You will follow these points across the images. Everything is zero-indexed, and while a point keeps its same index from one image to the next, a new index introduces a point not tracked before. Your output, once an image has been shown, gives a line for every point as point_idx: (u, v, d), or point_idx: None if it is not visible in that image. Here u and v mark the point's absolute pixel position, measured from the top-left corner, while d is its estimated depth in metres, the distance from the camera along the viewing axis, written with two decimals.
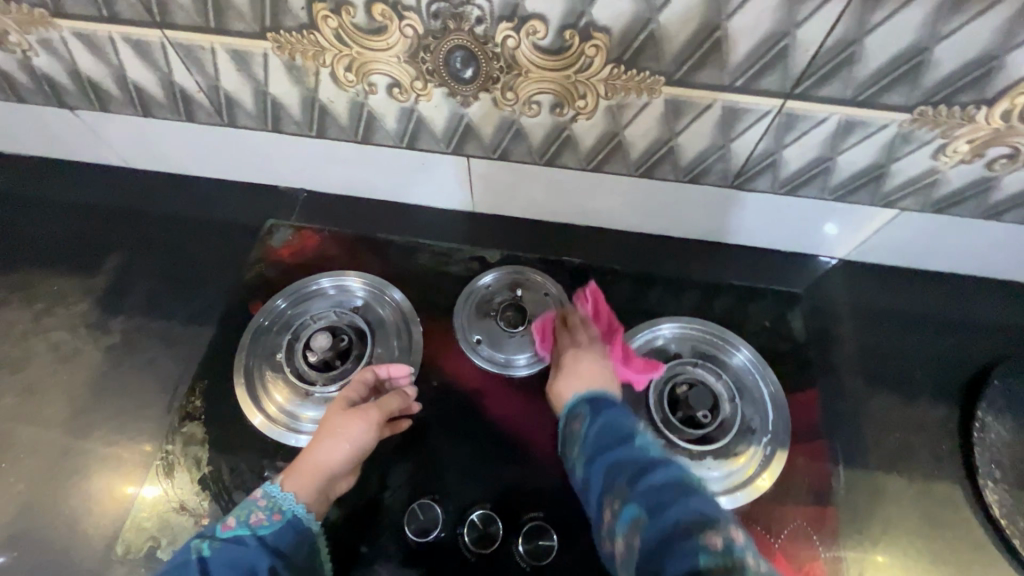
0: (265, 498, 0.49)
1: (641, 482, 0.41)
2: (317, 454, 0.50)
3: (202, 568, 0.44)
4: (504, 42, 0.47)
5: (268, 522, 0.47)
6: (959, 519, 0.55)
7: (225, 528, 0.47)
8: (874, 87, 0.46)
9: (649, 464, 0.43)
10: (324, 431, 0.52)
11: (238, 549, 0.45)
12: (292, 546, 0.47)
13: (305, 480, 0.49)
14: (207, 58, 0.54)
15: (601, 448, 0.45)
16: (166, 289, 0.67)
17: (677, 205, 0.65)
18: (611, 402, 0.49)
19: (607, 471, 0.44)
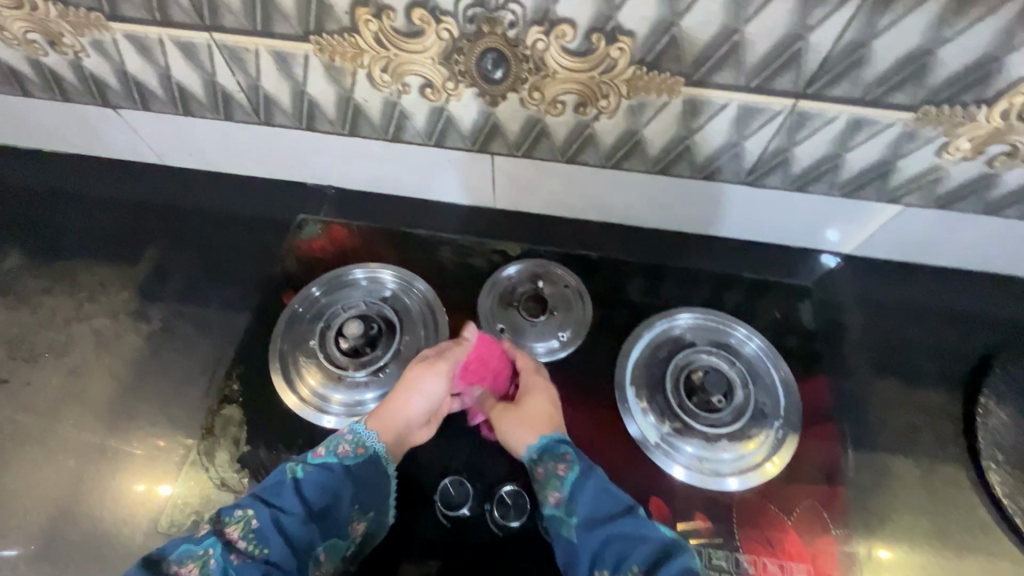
0: (351, 434, 0.52)
1: (658, 573, 0.43)
2: (395, 406, 0.54)
3: (297, 487, 0.48)
4: (534, 45, 0.50)
5: (353, 455, 0.51)
6: (963, 499, 0.58)
7: (316, 454, 0.51)
8: (881, 88, 0.49)
9: (661, 549, 0.45)
10: (402, 384, 0.56)
11: (328, 475, 0.49)
12: (371, 479, 0.51)
13: (385, 424, 0.54)
14: (250, 59, 0.57)
15: (602, 526, 0.47)
16: (202, 280, 0.70)
17: (692, 201, 0.68)
18: (596, 470, 0.51)
19: (609, 555, 0.45)
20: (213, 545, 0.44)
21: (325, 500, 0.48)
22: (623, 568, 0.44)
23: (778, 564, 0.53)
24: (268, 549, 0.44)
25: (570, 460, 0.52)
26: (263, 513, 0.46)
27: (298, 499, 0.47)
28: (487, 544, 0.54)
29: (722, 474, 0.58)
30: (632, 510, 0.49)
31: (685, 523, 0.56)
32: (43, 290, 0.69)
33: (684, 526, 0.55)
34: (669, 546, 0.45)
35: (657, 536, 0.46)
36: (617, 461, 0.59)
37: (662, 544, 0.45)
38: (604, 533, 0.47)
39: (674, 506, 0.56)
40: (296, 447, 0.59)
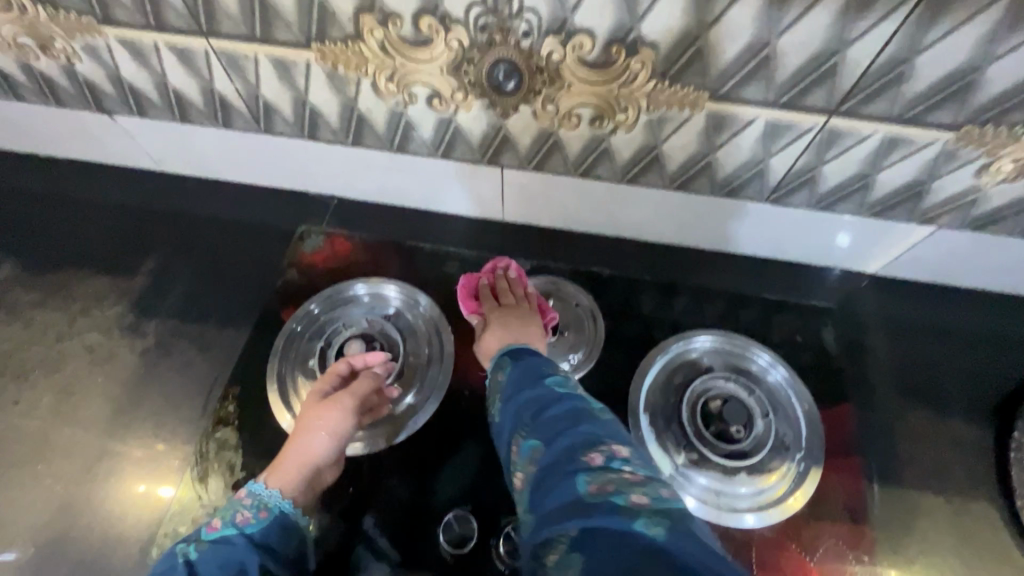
0: (249, 496, 0.49)
1: (542, 413, 0.43)
2: (295, 451, 0.52)
3: (191, 569, 0.43)
4: (549, 56, 0.47)
5: (255, 521, 0.48)
6: (996, 540, 0.55)
7: (210, 530, 0.47)
8: (921, 106, 0.45)
9: (553, 397, 0.44)
10: (302, 426, 0.53)
11: (227, 548, 0.45)
12: (280, 542, 0.49)
13: (287, 474, 0.51)
14: (250, 66, 0.54)
15: (516, 389, 0.47)
16: (199, 294, 0.67)
17: (710, 218, 0.65)
18: (531, 353, 0.51)
19: (515, 414, 0.45)
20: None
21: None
22: (526, 410, 0.44)
23: None
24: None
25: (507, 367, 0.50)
26: None
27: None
28: None
29: (739, 510, 0.55)
30: (551, 372, 0.48)
31: None
32: (35, 303, 0.66)
33: None
34: (576, 398, 0.44)
35: (562, 390, 0.45)
36: None
37: (568, 395, 0.44)
38: (517, 392, 0.47)
39: None
40: None
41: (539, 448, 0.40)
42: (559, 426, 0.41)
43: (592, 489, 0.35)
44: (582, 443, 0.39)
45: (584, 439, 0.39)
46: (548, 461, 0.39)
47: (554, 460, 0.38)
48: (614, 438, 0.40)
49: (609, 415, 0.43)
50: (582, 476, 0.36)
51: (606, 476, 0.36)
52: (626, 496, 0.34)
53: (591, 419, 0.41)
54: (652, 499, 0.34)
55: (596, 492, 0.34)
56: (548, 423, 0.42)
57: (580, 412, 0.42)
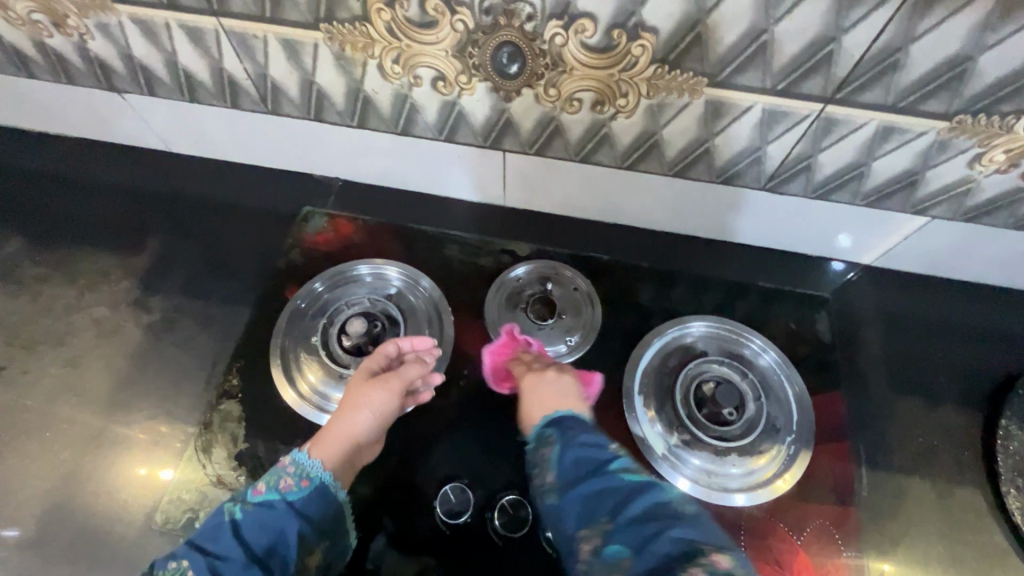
0: (293, 465, 0.51)
1: (623, 515, 0.44)
2: (341, 426, 0.53)
3: (234, 529, 0.46)
4: (552, 40, 0.48)
5: (297, 488, 0.49)
6: (980, 524, 0.56)
7: (255, 492, 0.49)
8: (915, 94, 0.46)
9: (630, 495, 0.45)
10: (349, 403, 0.55)
11: (270, 512, 0.47)
12: (319, 512, 0.49)
13: (331, 447, 0.52)
14: (259, 46, 0.56)
15: (574, 477, 0.48)
16: (204, 271, 0.69)
17: (709, 205, 0.66)
18: (583, 424, 0.52)
19: (586, 507, 0.46)
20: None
21: (268, 540, 0.46)
22: (603, 505, 0.45)
23: None
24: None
25: (554, 442, 0.51)
26: (198, 563, 0.44)
27: (237, 542, 0.45)
28: (487, 551, 0.53)
29: (729, 489, 0.56)
30: (614, 456, 0.49)
31: None
32: (44, 277, 0.68)
33: None
34: (655, 493, 0.46)
35: (637, 481, 0.47)
36: None
37: (648, 491, 0.46)
38: (584, 482, 0.47)
39: None
40: (295, 445, 0.58)
41: (626, 555, 0.41)
42: (649, 532, 0.42)
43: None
44: (680, 554, 0.40)
45: (679, 549, 0.41)
46: (644, 571, 0.40)
47: (654, 569, 0.40)
48: (709, 543, 0.41)
49: (691, 507, 0.45)
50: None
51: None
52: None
53: (681, 521, 0.43)
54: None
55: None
56: (631, 527, 0.43)
57: (666, 514, 0.43)
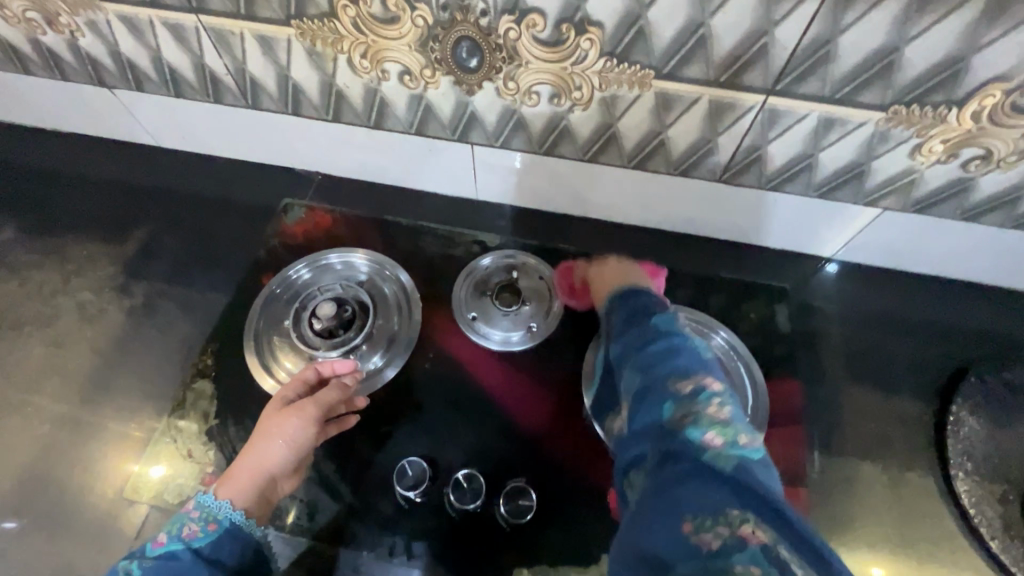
0: (197, 510, 0.51)
1: (645, 347, 0.49)
2: (248, 460, 0.54)
3: None
4: (506, 34, 0.51)
5: (201, 535, 0.50)
6: (930, 508, 0.57)
7: (157, 544, 0.49)
8: (850, 85, 0.49)
9: (656, 336, 0.50)
10: (261, 434, 0.55)
11: (176, 565, 0.48)
12: (230, 555, 0.50)
13: (239, 484, 0.52)
14: (236, 42, 0.59)
15: (625, 321, 0.54)
16: (187, 258, 0.72)
17: (672, 198, 0.68)
18: (640, 291, 0.58)
19: (623, 338, 0.53)
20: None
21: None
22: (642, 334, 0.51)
23: None
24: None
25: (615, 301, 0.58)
26: None
27: None
28: (441, 526, 0.55)
29: None
30: (661, 312, 0.54)
31: None
32: (35, 263, 0.71)
33: None
34: (685, 340, 0.50)
35: (667, 327, 0.51)
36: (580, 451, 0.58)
37: (672, 332, 0.51)
38: (626, 323, 0.54)
39: None
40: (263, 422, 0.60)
41: (640, 376, 0.48)
42: (656, 364, 0.47)
43: (679, 417, 0.43)
44: (678, 379, 0.45)
45: (679, 375, 0.46)
46: (649, 390, 0.46)
47: (655, 389, 0.46)
48: (706, 377, 0.46)
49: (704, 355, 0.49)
50: (671, 407, 0.44)
51: (707, 424, 0.42)
52: (709, 434, 0.41)
53: (690, 360, 0.47)
54: (734, 441, 0.41)
55: (683, 421, 0.43)
56: (650, 357, 0.48)
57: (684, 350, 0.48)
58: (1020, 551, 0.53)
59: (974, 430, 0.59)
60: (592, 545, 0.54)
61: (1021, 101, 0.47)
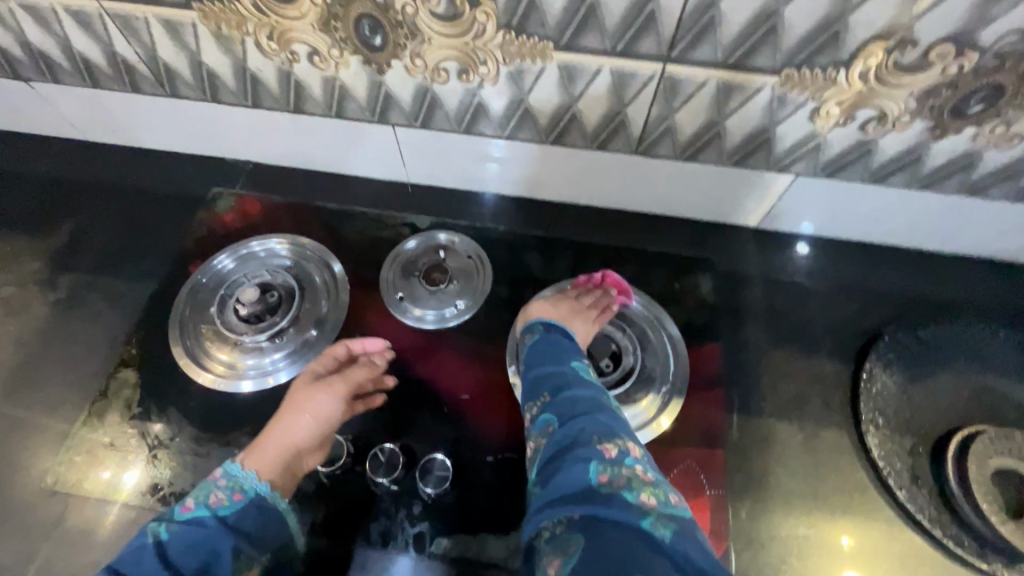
0: (225, 478, 0.50)
1: (564, 395, 0.46)
2: (273, 434, 0.54)
3: (160, 550, 0.44)
4: (404, 9, 0.51)
5: (229, 503, 0.48)
6: (844, 462, 0.58)
7: (183, 510, 0.47)
8: (740, 49, 0.50)
9: (574, 383, 0.48)
10: (290, 408, 0.56)
11: (201, 530, 0.46)
12: (256, 526, 0.48)
13: (268, 455, 0.52)
14: (142, 27, 0.59)
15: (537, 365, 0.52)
16: (114, 251, 0.71)
17: (596, 174, 0.69)
18: (563, 330, 0.57)
19: (535, 383, 0.50)
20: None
21: (200, 558, 0.44)
22: (548, 397, 0.47)
23: None
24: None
25: (536, 331, 0.58)
26: None
27: (162, 567, 0.43)
28: (361, 500, 0.55)
29: None
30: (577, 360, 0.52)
31: None
32: None
33: None
34: (604, 392, 0.48)
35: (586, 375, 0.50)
36: (506, 424, 0.59)
37: (588, 382, 0.48)
38: (543, 365, 0.52)
39: None
40: (187, 408, 0.60)
41: (553, 419, 0.45)
42: (575, 408, 0.45)
43: (604, 474, 0.38)
44: (601, 431, 0.42)
45: (602, 427, 0.42)
46: (562, 439, 0.42)
47: (571, 439, 0.42)
48: (616, 429, 0.43)
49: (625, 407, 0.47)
50: (595, 458, 0.40)
51: (634, 484, 0.38)
52: (636, 495, 0.37)
53: (608, 411, 0.44)
54: (660, 506, 0.37)
55: (608, 483, 0.38)
56: (568, 400, 0.46)
57: (588, 394, 0.46)
58: (925, 499, 0.55)
59: (887, 386, 0.61)
60: (510, 512, 0.55)
61: (903, 59, 0.48)
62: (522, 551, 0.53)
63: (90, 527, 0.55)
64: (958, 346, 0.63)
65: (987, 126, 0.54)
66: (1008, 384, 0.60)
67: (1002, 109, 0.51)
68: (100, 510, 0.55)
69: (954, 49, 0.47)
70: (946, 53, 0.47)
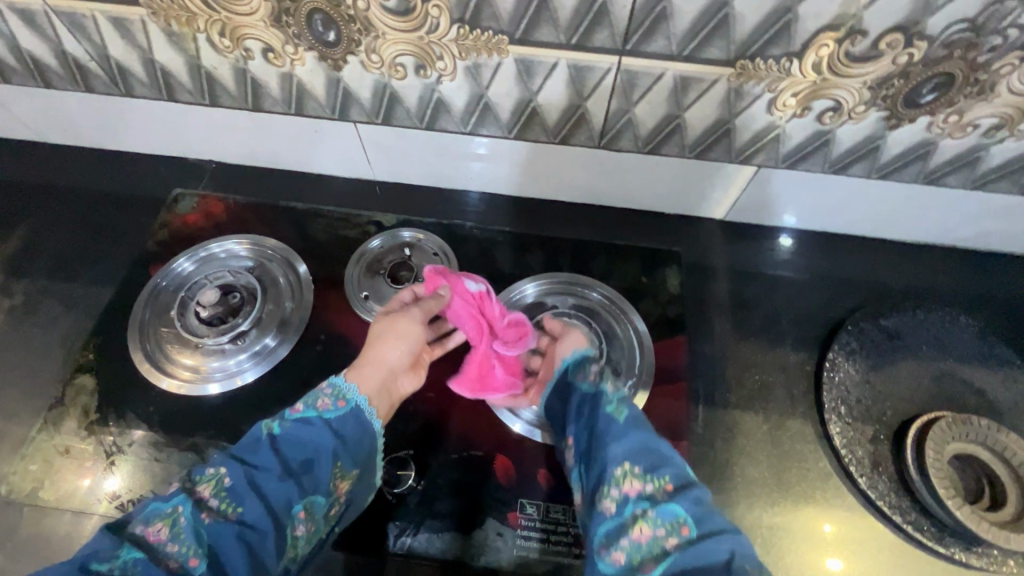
0: (329, 387, 0.52)
1: (689, 489, 0.43)
2: (371, 352, 0.56)
3: (273, 442, 0.47)
4: (355, 4, 0.51)
5: (334, 409, 0.51)
6: (808, 452, 0.59)
7: (293, 411, 0.50)
8: (693, 41, 0.50)
9: (687, 474, 0.45)
10: (372, 337, 0.57)
11: (309, 428, 0.48)
12: (353, 436, 0.50)
13: (365, 372, 0.54)
14: (90, 25, 0.57)
15: (639, 426, 0.48)
16: (73, 254, 0.70)
17: (561, 169, 0.68)
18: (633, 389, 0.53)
19: (640, 450, 0.46)
20: (183, 503, 0.42)
21: (304, 454, 0.47)
22: (666, 484, 0.43)
23: None
24: (242, 507, 0.43)
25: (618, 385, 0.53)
26: (236, 471, 0.45)
27: (274, 454, 0.46)
28: None
29: None
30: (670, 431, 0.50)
31: (527, 481, 0.56)
32: None
33: (525, 484, 0.56)
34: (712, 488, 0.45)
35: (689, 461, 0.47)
36: (471, 421, 0.59)
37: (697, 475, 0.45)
38: (641, 430, 0.48)
39: (516, 461, 0.57)
40: (146, 413, 0.59)
41: (684, 518, 0.41)
42: (705, 513, 0.41)
43: None
44: (753, 558, 0.39)
45: (749, 550, 0.39)
46: (704, 554, 0.38)
47: (720, 558, 0.38)
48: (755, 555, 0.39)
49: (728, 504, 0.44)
50: None
51: None
52: None
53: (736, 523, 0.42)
54: None
55: None
56: (694, 496, 0.42)
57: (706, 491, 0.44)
58: (886, 485, 0.56)
59: (849, 375, 0.61)
60: (475, 510, 0.54)
61: (854, 50, 0.49)
62: (486, 548, 0.53)
63: (44, 538, 0.53)
64: (920, 334, 0.64)
65: (941, 115, 0.54)
66: (968, 370, 0.61)
67: (954, 98, 0.52)
68: (56, 519, 0.54)
69: (902, 39, 0.47)
70: (895, 43, 0.48)
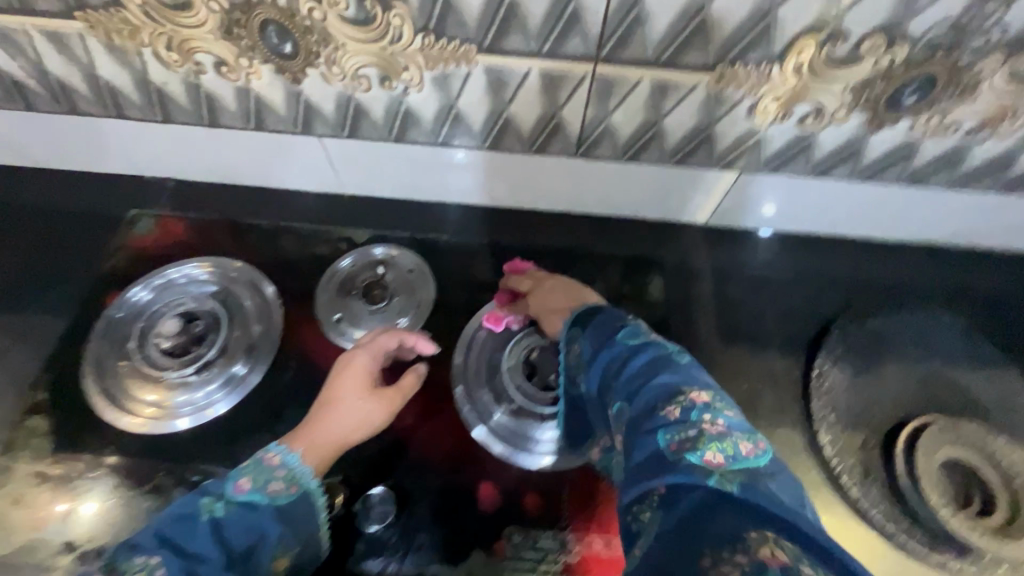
0: (283, 468, 0.46)
1: (623, 371, 0.45)
2: (329, 424, 0.50)
3: (214, 529, 0.41)
4: (311, 14, 0.48)
5: (286, 493, 0.45)
6: (799, 462, 0.58)
7: (238, 490, 0.44)
8: (670, 47, 0.48)
9: (629, 354, 0.46)
10: (343, 404, 0.52)
11: (255, 514, 0.43)
12: (302, 519, 0.45)
13: (323, 453, 0.49)
14: (24, 41, 0.53)
15: (598, 339, 0.49)
16: (22, 284, 0.66)
17: (540, 176, 0.65)
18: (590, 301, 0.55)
19: (599, 364, 0.48)
20: None
21: (249, 542, 0.42)
22: (607, 374, 0.46)
23: (604, 542, 0.52)
24: None
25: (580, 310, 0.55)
26: (171, 561, 0.39)
27: (215, 542, 0.40)
28: None
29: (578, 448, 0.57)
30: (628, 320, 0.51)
31: (514, 509, 0.54)
32: None
33: (512, 512, 0.54)
34: (651, 350, 0.46)
35: (636, 339, 0.48)
36: (454, 448, 0.57)
37: (641, 346, 0.47)
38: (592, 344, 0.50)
39: (502, 489, 0.55)
40: (106, 455, 0.55)
41: (623, 403, 0.43)
42: (636, 383, 0.43)
43: (672, 448, 0.37)
44: (666, 403, 0.41)
45: (665, 393, 0.41)
46: (634, 422, 0.41)
47: (639, 418, 0.41)
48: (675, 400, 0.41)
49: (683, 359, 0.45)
50: (662, 434, 0.39)
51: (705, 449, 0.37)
52: (703, 456, 0.36)
53: (662, 372, 0.43)
54: (731, 472, 0.35)
55: (674, 453, 0.37)
56: (625, 376, 0.45)
57: (642, 356, 0.45)
58: (877, 493, 0.55)
59: (837, 382, 0.61)
60: (462, 543, 0.52)
61: (834, 53, 0.47)
62: None
63: None
64: (904, 336, 0.63)
65: (922, 117, 0.53)
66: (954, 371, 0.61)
67: (936, 100, 0.51)
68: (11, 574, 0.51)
69: (884, 40, 0.46)
70: (876, 45, 0.46)
